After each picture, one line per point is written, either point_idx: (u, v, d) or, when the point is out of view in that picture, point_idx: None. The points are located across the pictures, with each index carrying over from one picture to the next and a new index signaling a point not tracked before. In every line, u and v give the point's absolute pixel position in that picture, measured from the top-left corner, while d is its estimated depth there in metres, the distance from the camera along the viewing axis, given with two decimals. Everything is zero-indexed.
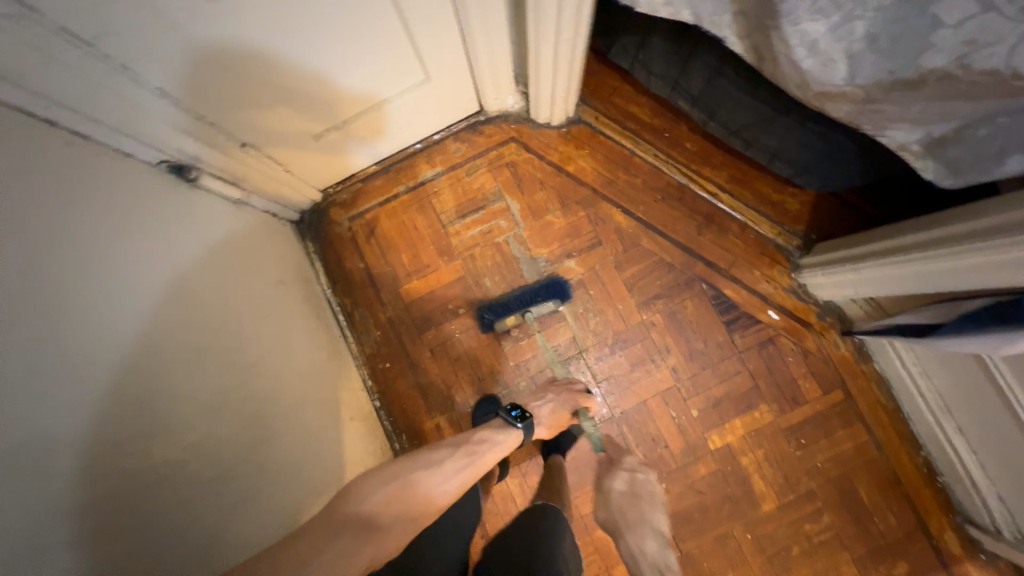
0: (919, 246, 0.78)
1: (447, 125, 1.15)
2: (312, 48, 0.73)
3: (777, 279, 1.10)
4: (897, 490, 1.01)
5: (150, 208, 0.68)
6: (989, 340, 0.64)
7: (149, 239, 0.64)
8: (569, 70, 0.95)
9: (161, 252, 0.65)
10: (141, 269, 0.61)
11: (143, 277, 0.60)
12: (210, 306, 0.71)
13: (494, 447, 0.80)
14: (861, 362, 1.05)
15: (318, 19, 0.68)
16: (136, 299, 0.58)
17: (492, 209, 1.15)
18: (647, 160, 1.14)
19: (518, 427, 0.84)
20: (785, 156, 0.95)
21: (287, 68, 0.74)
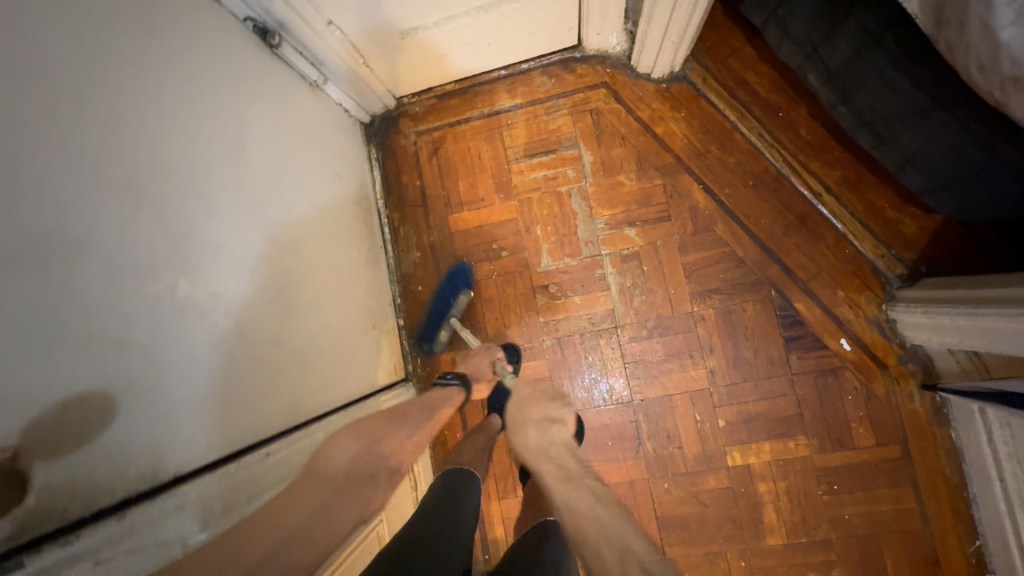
0: None
1: (539, 55, 1.06)
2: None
3: (862, 306, 0.95)
4: (930, 570, 0.89)
5: (227, 61, 0.67)
6: None
7: (219, 91, 0.64)
8: (693, 12, 0.82)
9: (230, 105, 0.65)
10: (206, 115, 0.60)
11: (205, 120, 0.60)
12: (266, 176, 0.71)
13: (443, 401, 0.87)
14: (934, 422, 0.91)
15: None
16: (196, 141, 0.58)
17: (563, 155, 1.07)
18: (749, 138, 1.00)
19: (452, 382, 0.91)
20: (921, 163, 0.79)
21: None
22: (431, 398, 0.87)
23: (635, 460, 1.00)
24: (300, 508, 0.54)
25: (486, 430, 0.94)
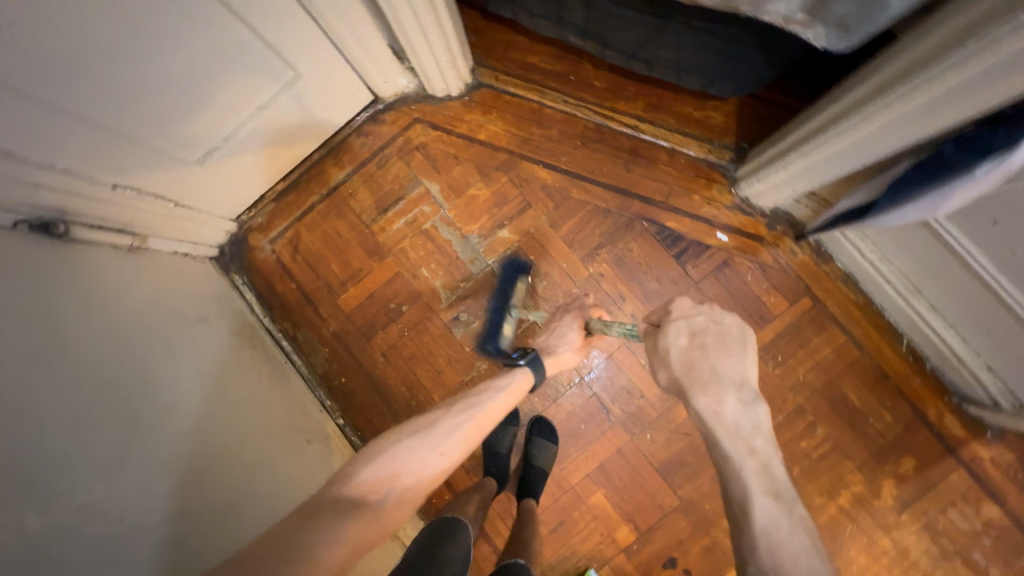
0: (827, 125, 0.73)
1: (347, 122, 1.10)
2: (154, 68, 0.67)
3: (718, 199, 1.04)
4: (887, 385, 0.97)
5: (27, 268, 0.64)
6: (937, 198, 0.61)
7: (28, 299, 0.61)
8: (439, 25, 0.89)
9: (43, 308, 0.62)
10: (21, 328, 0.57)
11: (20, 332, 0.57)
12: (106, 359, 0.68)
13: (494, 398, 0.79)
14: (821, 263, 1.00)
15: (153, 41, 0.64)
16: (16, 359, 0.55)
17: (413, 196, 1.10)
18: (558, 108, 1.08)
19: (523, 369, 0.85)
20: (688, 67, 0.89)
21: (138, 92, 0.69)
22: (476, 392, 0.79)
23: (612, 429, 1.01)
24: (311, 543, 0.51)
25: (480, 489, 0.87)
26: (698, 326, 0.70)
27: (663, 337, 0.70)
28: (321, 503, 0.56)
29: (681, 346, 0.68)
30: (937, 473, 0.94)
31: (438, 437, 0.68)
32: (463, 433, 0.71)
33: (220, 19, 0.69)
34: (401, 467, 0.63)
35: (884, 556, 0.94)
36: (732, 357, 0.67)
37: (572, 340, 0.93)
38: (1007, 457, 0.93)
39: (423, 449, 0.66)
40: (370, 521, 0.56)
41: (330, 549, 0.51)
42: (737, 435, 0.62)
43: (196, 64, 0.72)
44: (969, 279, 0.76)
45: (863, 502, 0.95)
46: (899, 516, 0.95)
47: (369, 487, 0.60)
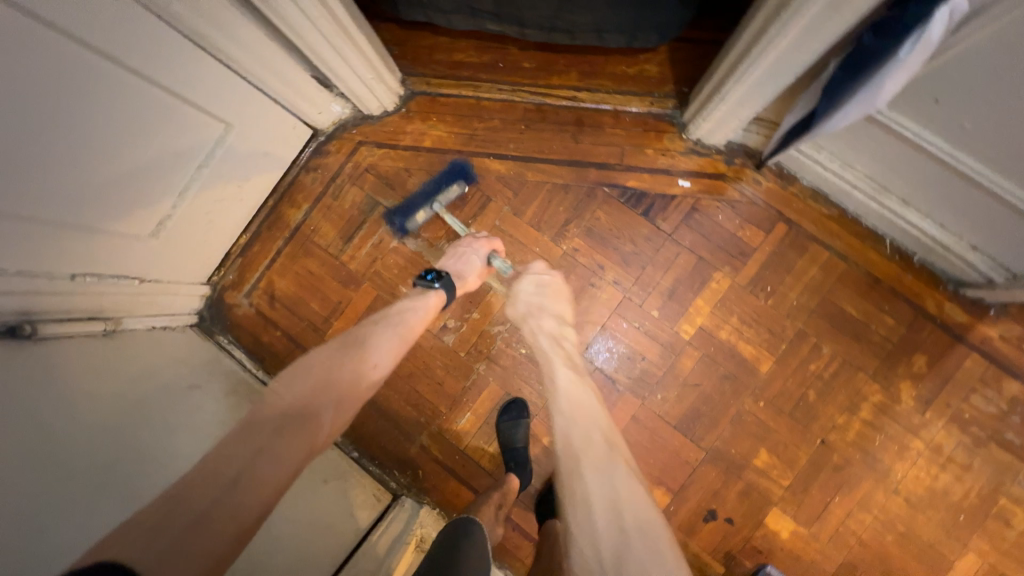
0: (749, 47, 0.72)
1: (293, 161, 1.09)
2: (83, 151, 0.67)
3: (671, 148, 1.03)
4: (881, 289, 0.96)
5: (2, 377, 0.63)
6: (872, 90, 0.61)
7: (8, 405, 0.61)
8: (350, 39, 0.89)
9: (24, 411, 0.62)
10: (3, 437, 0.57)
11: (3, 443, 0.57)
12: (93, 449, 0.67)
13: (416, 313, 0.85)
14: (787, 186, 0.99)
15: (73, 127, 0.64)
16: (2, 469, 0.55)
17: (374, 218, 1.09)
18: (495, 98, 1.08)
19: (435, 290, 0.88)
20: (607, 26, 0.89)
21: (73, 178, 0.69)
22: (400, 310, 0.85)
23: (623, 399, 1.00)
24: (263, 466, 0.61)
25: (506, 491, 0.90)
26: (568, 331, 0.89)
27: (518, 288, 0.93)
28: (267, 418, 0.66)
29: (548, 328, 0.88)
30: (951, 364, 0.93)
31: (366, 359, 0.77)
32: (391, 347, 0.80)
33: (134, 88, 0.69)
34: (332, 388, 0.72)
35: (919, 458, 0.93)
36: (558, 305, 0.91)
37: (475, 268, 0.94)
38: (1017, 331, 0.92)
39: (349, 368, 0.75)
40: (316, 431, 0.68)
41: (288, 454, 0.63)
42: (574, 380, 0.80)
43: (123, 138, 0.72)
44: (929, 163, 0.75)
45: (887, 410, 0.94)
46: (924, 415, 0.93)
47: (306, 404, 0.69)
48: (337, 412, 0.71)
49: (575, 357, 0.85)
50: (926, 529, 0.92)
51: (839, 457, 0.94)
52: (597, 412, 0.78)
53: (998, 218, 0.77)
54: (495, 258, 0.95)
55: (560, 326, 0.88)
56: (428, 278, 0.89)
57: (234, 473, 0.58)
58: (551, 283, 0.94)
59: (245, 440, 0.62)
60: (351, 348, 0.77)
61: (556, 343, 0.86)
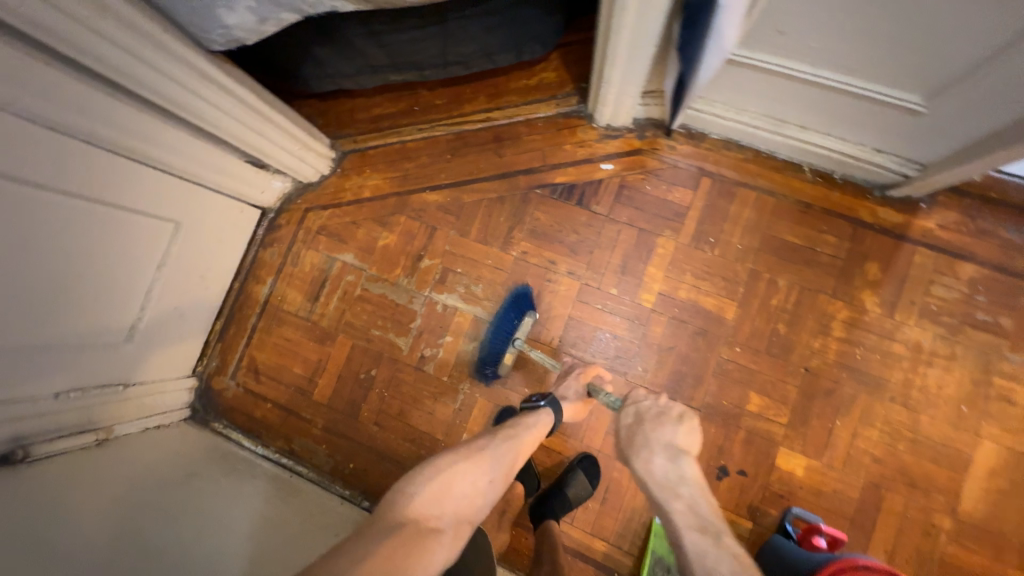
0: (609, 31, 0.80)
1: (249, 242, 1.17)
2: (39, 277, 0.73)
3: (585, 138, 1.10)
4: (814, 212, 0.99)
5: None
6: (712, 37, 0.67)
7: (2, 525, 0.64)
8: (265, 116, 0.97)
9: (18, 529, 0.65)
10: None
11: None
12: (89, 553, 0.68)
13: (527, 433, 0.85)
14: (699, 143, 1.05)
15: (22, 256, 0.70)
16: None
17: (335, 273, 1.15)
18: (417, 138, 1.16)
19: (544, 408, 0.89)
20: (492, 49, 0.97)
21: (36, 301, 0.74)
22: (514, 427, 0.85)
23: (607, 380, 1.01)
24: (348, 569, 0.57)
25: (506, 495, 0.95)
26: (694, 472, 0.78)
27: (627, 416, 0.85)
28: (388, 526, 0.65)
29: (662, 466, 0.78)
30: (902, 263, 0.96)
31: (480, 472, 0.76)
32: (504, 467, 0.79)
33: (77, 209, 0.76)
34: (450, 502, 0.72)
35: (903, 361, 0.93)
36: (669, 428, 0.82)
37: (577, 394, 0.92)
38: (952, 216, 0.95)
39: (460, 477, 0.74)
40: (434, 552, 0.65)
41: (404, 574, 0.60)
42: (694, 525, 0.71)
43: (76, 254, 0.78)
44: (804, 88, 0.81)
45: (857, 323, 0.95)
46: (894, 318, 0.95)
47: (431, 519, 0.68)
48: (453, 535, 0.69)
49: (699, 496, 0.75)
50: (932, 428, 0.91)
51: (826, 380, 0.95)
52: (729, 566, 0.65)
53: (886, 118, 0.81)
54: (595, 389, 0.91)
55: (679, 457, 0.79)
56: (535, 400, 0.91)
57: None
58: (673, 415, 0.85)
59: (365, 547, 0.61)
60: (473, 459, 0.77)
61: (669, 480, 0.77)
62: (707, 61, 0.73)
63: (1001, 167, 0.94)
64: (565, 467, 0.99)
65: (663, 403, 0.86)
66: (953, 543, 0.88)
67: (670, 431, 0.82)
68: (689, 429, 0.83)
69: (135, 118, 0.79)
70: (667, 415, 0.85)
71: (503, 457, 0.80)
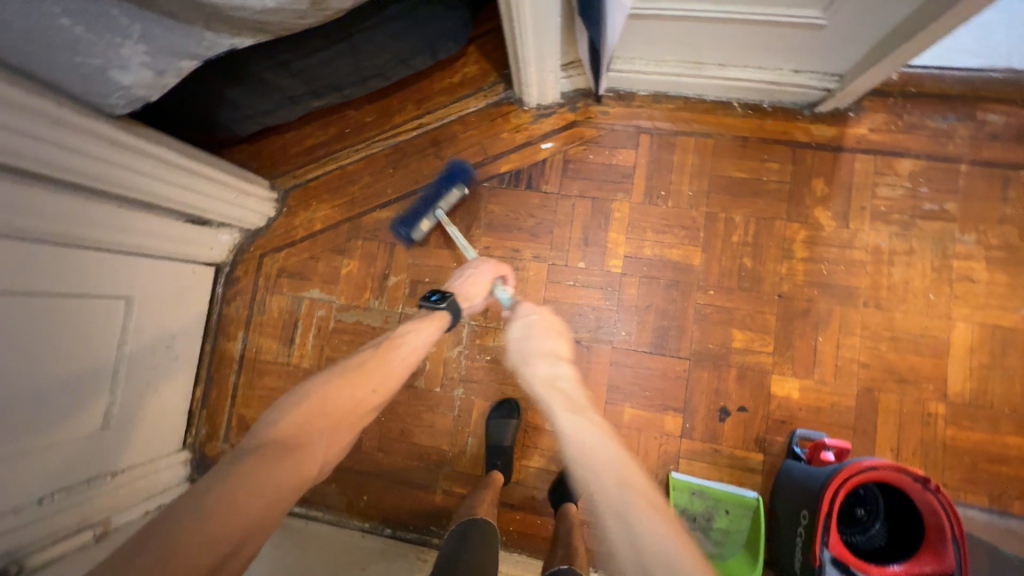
0: (510, 14, 0.81)
1: (211, 301, 1.14)
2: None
3: (520, 123, 1.10)
4: (752, 143, 1.01)
5: None
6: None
7: None
8: (191, 170, 0.94)
9: None
10: None
11: None
12: None
13: (417, 335, 0.83)
14: (630, 102, 1.06)
15: None
16: None
17: (304, 312, 1.13)
18: (355, 159, 1.15)
19: (438, 309, 0.86)
20: (406, 54, 0.96)
21: None
22: (405, 331, 0.83)
23: (594, 351, 1.02)
24: (227, 499, 0.56)
25: (492, 483, 0.94)
26: (558, 370, 0.76)
27: (512, 328, 0.85)
28: (250, 448, 0.63)
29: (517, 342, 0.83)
30: (845, 173, 0.98)
31: (365, 381, 0.75)
32: (394, 371, 0.79)
33: (20, 306, 0.73)
34: (330, 414, 0.70)
35: (867, 265, 0.96)
36: (541, 335, 0.82)
37: (484, 291, 0.91)
38: (880, 118, 0.99)
39: (339, 388, 0.73)
40: (304, 458, 0.65)
41: (269, 483, 0.60)
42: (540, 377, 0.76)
43: (24, 354, 0.74)
44: (709, 26, 0.83)
45: (817, 240, 0.98)
46: (849, 227, 0.97)
47: (297, 432, 0.67)
48: (321, 439, 0.68)
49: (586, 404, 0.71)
50: (908, 322, 0.94)
51: (800, 301, 0.97)
52: (609, 450, 0.63)
53: (793, 39, 0.84)
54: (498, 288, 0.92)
55: (553, 362, 0.78)
56: (435, 300, 0.87)
57: (192, 516, 0.54)
58: (547, 326, 0.84)
59: (224, 472, 0.59)
60: (349, 372, 0.75)
61: (551, 385, 0.74)
62: (612, 17, 0.73)
63: (912, 62, 0.97)
64: None
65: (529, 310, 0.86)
66: (951, 426, 0.91)
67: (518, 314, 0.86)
68: (558, 335, 0.83)
69: (53, 201, 0.76)
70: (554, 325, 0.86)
71: (390, 362, 0.79)
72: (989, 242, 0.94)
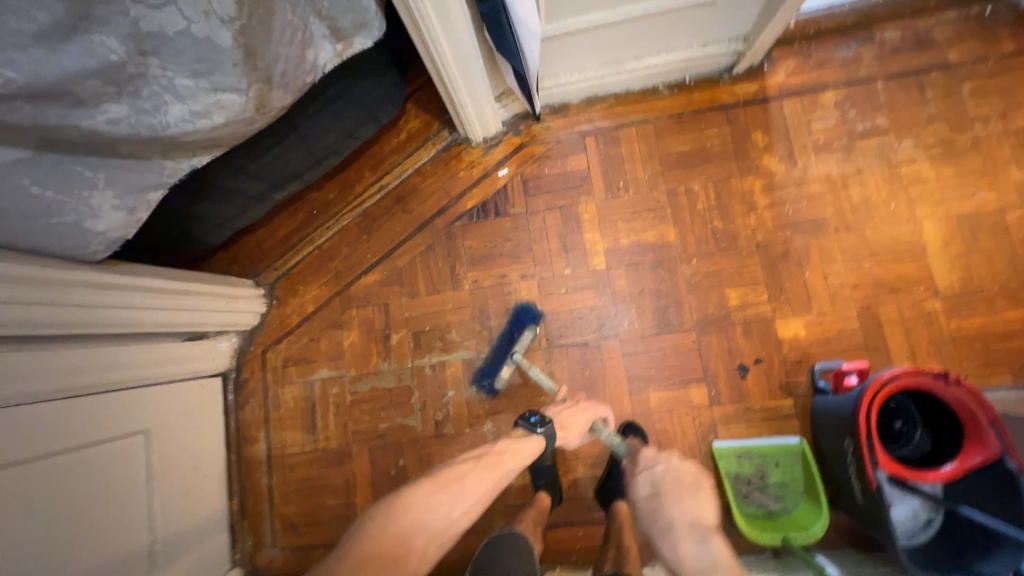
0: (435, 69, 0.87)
1: (225, 410, 1.14)
2: (44, 550, 0.70)
3: (473, 159, 1.16)
4: (687, 118, 1.08)
5: None
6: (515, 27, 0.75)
7: None
8: (179, 290, 0.97)
9: None
10: None
11: None
12: None
13: (513, 455, 0.82)
14: (567, 112, 1.13)
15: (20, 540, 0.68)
16: None
17: (319, 394, 1.14)
18: (329, 236, 1.18)
19: (536, 435, 0.84)
20: (352, 128, 1.02)
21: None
22: (500, 455, 0.82)
23: (606, 349, 1.04)
24: None
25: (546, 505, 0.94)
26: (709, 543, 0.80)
27: (637, 487, 0.87)
28: (358, 559, 0.68)
29: (689, 549, 0.80)
30: (777, 120, 1.05)
31: (457, 500, 0.78)
32: (481, 491, 0.80)
33: (46, 466, 0.73)
34: (425, 529, 0.74)
35: (826, 195, 1.02)
36: (689, 501, 0.84)
37: (580, 430, 0.89)
38: (792, 64, 1.06)
39: (434, 502, 0.76)
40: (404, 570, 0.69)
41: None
42: (699, 571, 0.78)
43: (59, 514, 0.74)
44: (615, 28, 0.91)
45: (773, 185, 1.03)
46: (798, 166, 1.03)
47: (394, 547, 0.71)
48: (416, 554, 0.72)
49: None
50: (880, 235, 0.99)
51: (778, 245, 1.01)
52: None
53: (691, 19, 0.92)
54: (601, 429, 0.90)
55: (702, 539, 0.80)
56: (535, 421, 0.87)
57: None
58: (685, 476, 0.87)
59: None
60: (446, 485, 0.79)
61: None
62: (529, 47, 0.79)
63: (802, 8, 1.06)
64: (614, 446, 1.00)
65: (692, 478, 0.87)
66: (953, 318, 0.94)
67: (692, 498, 0.85)
68: (709, 501, 0.85)
69: (55, 358, 0.77)
70: (682, 483, 0.86)
71: (482, 480, 0.80)
72: (925, 143, 1.00)
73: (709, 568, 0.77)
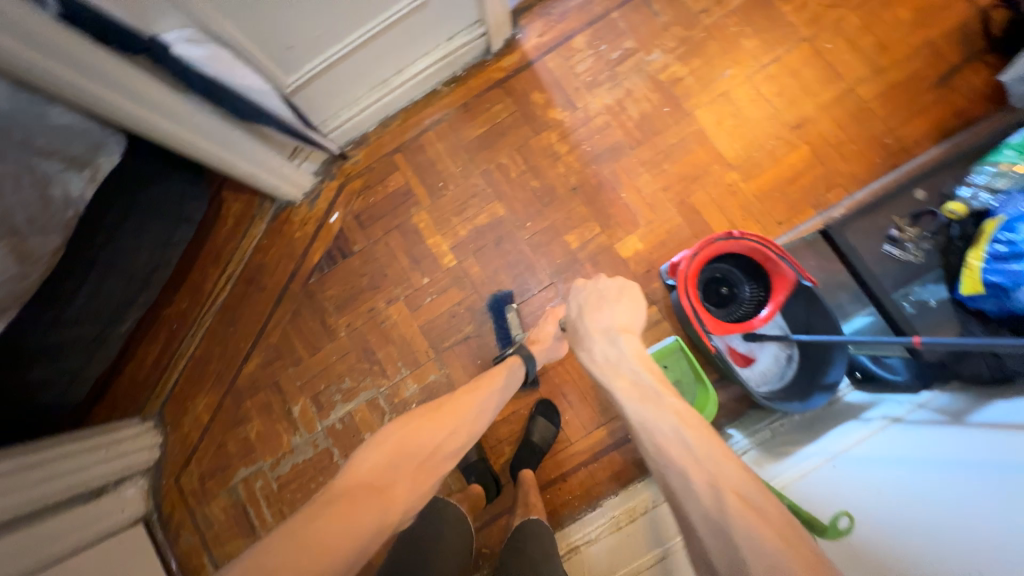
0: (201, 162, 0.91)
1: (160, 553, 1.09)
2: None
3: (303, 216, 1.18)
4: (472, 104, 1.16)
5: None
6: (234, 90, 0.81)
7: None
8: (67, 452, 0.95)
9: None
10: None
11: None
12: None
13: (498, 386, 0.82)
14: (368, 140, 1.18)
15: None
16: None
17: (246, 495, 1.12)
18: (199, 342, 1.18)
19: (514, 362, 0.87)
20: (163, 236, 1.03)
21: None
22: (489, 380, 0.82)
23: (486, 334, 1.09)
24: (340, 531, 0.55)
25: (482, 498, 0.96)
26: (687, 441, 0.53)
27: (571, 313, 0.77)
28: (340, 491, 0.60)
29: (602, 352, 0.68)
30: (546, 76, 1.14)
31: (446, 427, 0.72)
32: (478, 417, 0.77)
33: None
34: (420, 446, 0.68)
35: (611, 122, 1.11)
36: (608, 309, 0.72)
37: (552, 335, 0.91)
38: (538, 25, 1.16)
39: (425, 427, 0.71)
40: (389, 504, 0.61)
41: (356, 525, 0.56)
42: (613, 368, 0.66)
43: None
44: (355, 56, 0.96)
45: (566, 132, 1.12)
46: (578, 107, 1.12)
47: (381, 474, 0.63)
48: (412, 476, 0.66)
49: (752, 522, 0.44)
50: (667, 137, 1.09)
51: (590, 180, 1.10)
52: (690, 440, 0.53)
53: (419, 24, 0.99)
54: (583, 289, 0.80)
55: (614, 339, 0.68)
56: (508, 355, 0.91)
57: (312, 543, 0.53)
58: (613, 292, 0.73)
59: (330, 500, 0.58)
60: (429, 414, 0.73)
61: (614, 374, 0.65)
62: (265, 104, 0.87)
63: None
64: (527, 418, 1.04)
65: (602, 288, 0.75)
66: (751, 181, 1.05)
67: (612, 310, 0.72)
68: (633, 308, 0.71)
69: None
70: (604, 294, 0.74)
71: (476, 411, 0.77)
72: (669, 48, 1.12)
73: (621, 365, 0.65)
